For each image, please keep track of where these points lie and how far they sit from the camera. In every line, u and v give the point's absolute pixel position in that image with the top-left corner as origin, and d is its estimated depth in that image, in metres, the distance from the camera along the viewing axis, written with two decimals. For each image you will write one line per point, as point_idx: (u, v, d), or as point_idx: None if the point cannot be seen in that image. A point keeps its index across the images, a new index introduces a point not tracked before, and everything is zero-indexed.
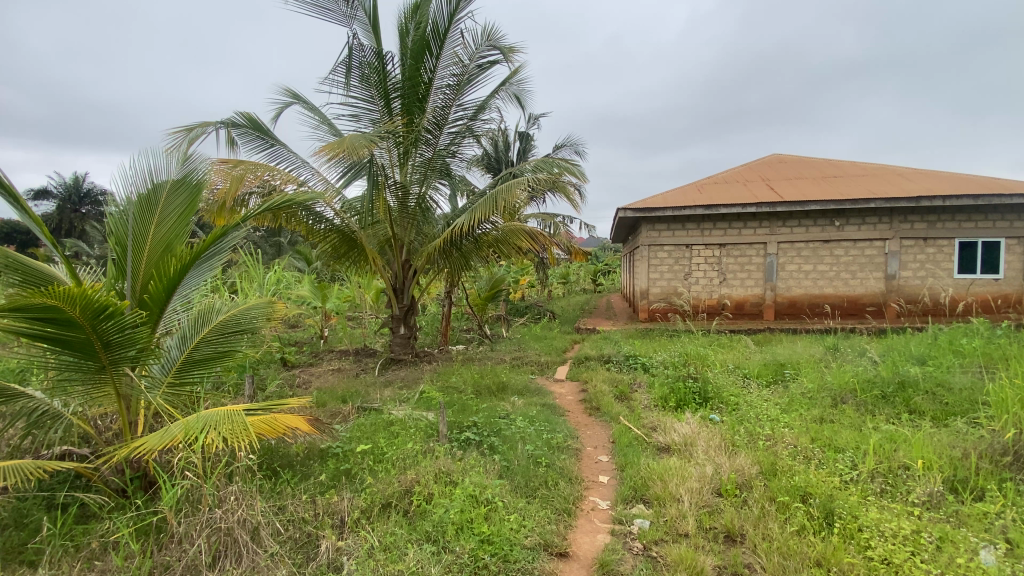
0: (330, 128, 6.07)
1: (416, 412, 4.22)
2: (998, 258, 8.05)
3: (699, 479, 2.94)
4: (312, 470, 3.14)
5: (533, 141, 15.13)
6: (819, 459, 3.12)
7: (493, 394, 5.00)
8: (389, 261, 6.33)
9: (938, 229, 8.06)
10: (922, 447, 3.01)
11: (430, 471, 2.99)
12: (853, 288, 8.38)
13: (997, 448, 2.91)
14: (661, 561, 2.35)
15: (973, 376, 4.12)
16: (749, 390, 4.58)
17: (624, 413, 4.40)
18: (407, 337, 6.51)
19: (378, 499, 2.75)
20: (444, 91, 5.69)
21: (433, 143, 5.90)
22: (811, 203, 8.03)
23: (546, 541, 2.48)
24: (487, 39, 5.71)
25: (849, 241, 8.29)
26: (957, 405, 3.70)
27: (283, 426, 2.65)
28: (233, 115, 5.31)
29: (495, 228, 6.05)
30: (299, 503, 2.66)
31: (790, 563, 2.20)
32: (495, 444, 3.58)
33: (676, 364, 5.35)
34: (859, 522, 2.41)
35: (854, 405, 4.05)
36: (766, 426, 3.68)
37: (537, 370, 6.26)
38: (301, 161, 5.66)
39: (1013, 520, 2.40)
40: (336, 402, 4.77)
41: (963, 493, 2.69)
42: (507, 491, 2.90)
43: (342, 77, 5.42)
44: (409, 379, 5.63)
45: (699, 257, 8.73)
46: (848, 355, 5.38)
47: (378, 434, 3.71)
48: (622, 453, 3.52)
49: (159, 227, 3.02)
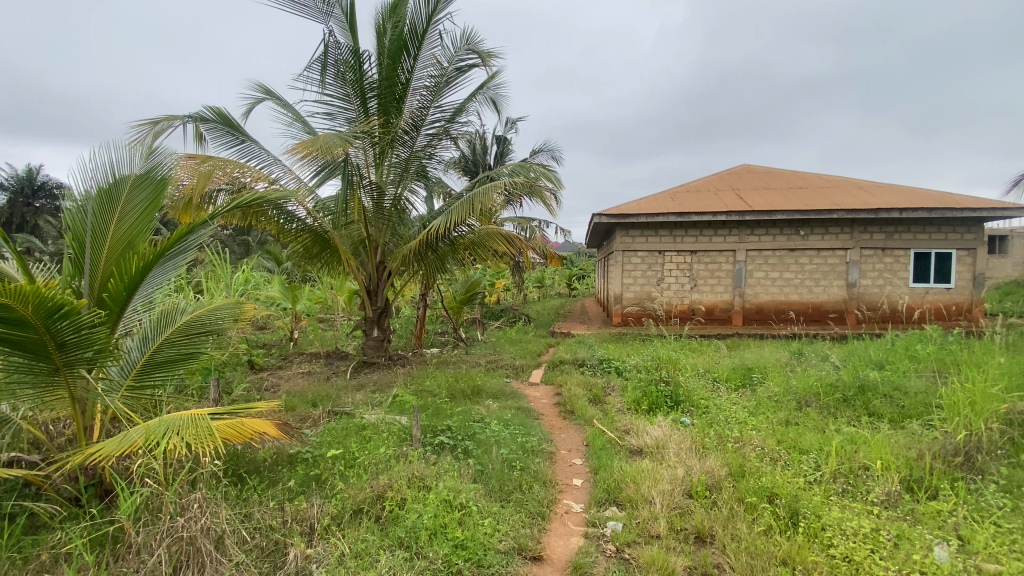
0: (303, 126, 5.95)
1: (390, 416, 4.15)
2: (950, 268, 8.46)
3: (670, 481, 3.00)
4: (280, 476, 3.06)
5: (510, 145, 15.21)
6: (784, 460, 3.22)
7: (467, 397, 4.97)
8: (363, 262, 6.22)
9: (896, 240, 8.45)
10: (880, 448, 3.13)
11: (404, 476, 2.95)
12: (817, 296, 8.67)
13: (950, 448, 3.07)
14: (633, 563, 2.37)
15: (926, 379, 4.33)
16: (718, 394, 4.69)
17: (599, 416, 4.45)
18: (381, 340, 6.42)
19: (349, 505, 2.69)
20: (422, 93, 5.67)
21: (410, 145, 5.85)
22: (778, 212, 8.30)
23: (521, 545, 2.48)
24: (466, 43, 5.71)
25: (813, 250, 8.60)
26: (913, 408, 3.87)
27: (250, 430, 2.57)
28: (202, 109, 5.16)
29: (471, 231, 6.02)
30: (268, 509, 2.59)
31: (757, 562, 2.25)
32: (469, 448, 3.56)
33: (649, 368, 5.45)
34: (822, 521, 2.49)
35: (817, 408, 4.19)
36: (735, 429, 3.77)
37: (512, 373, 6.26)
38: (273, 159, 5.55)
39: (964, 517, 2.52)
40: (306, 407, 4.66)
41: (919, 492, 2.80)
42: (481, 496, 2.88)
43: (317, 74, 5.33)
44: (383, 383, 5.55)
45: (671, 264, 8.92)
46: (812, 359, 5.58)
47: (350, 439, 3.63)
48: (597, 456, 3.56)
49: (120, 223, 2.90)
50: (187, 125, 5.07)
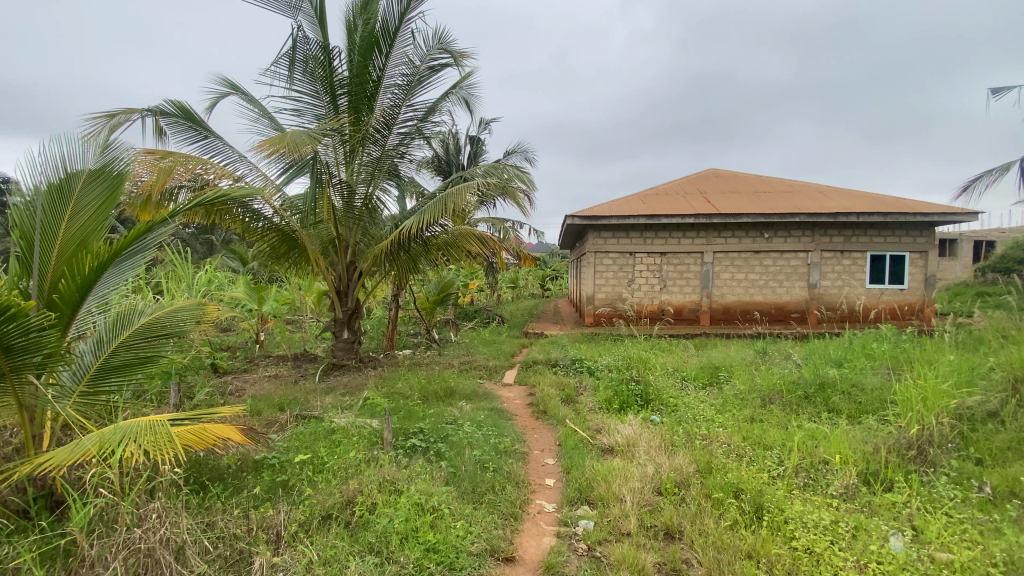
0: (270, 122, 5.80)
1: (360, 420, 4.08)
2: (904, 270, 8.87)
3: (641, 478, 3.05)
4: (246, 483, 2.98)
5: (483, 145, 15.19)
6: (749, 456, 3.31)
7: (440, 399, 4.93)
8: (332, 262, 6.11)
9: (853, 243, 8.82)
10: (839, 443, 3.25)
11: (374, 480, 2.90)
12: (780, 296, 8.97)
13: (904, 442, 3.22)
14: (604, 561, 2.39)
15: (881, 376, 4.53)
16: (686, 392, 4.80)
17: (571, 416, 4.49)
18: (351, 342, 6.30)
19: (317, 511, 2.63)
20: (394, 91, 5.60)
21: (382, 143, 5.78)
22: (743, 215, 8.55)
23: (493, 546, 2.47)
24: (439, 42, 5.67)
25: (776, 252, 8.89)
26: (869, 404, 4.04)
27: (213, 436, 2.48)
28: (162, 103, 4.96)
29: (444, 231, 5.97)
30: (232, 517, 2.51)
31: (723, 556, 2.31)
32: (442, 450, 3.53)
33: (620, 368, 5.52)
34: (785, 515, 2.58)
35: (781, 404, 4.34)
36: (702, 426, 3.87)
37: (485, 374, 6.24)
38: (238, 156, 5.39)
39: (917, 508, 2.65)
40: (272, 411, 4.54)
41: (875, 484, 2.93)
42: (453, 498, 2.86)
43: (284, 69, 5.20)
44: (353, 385, 5.44)
45: (642, 265, 9.08)
46: (775, 358, 5.77)
47: (319, 444, 3.56)
48: (569, 456, 3.58)
49: (72, 220, 2.76)
50: (146, 119, 4.86)
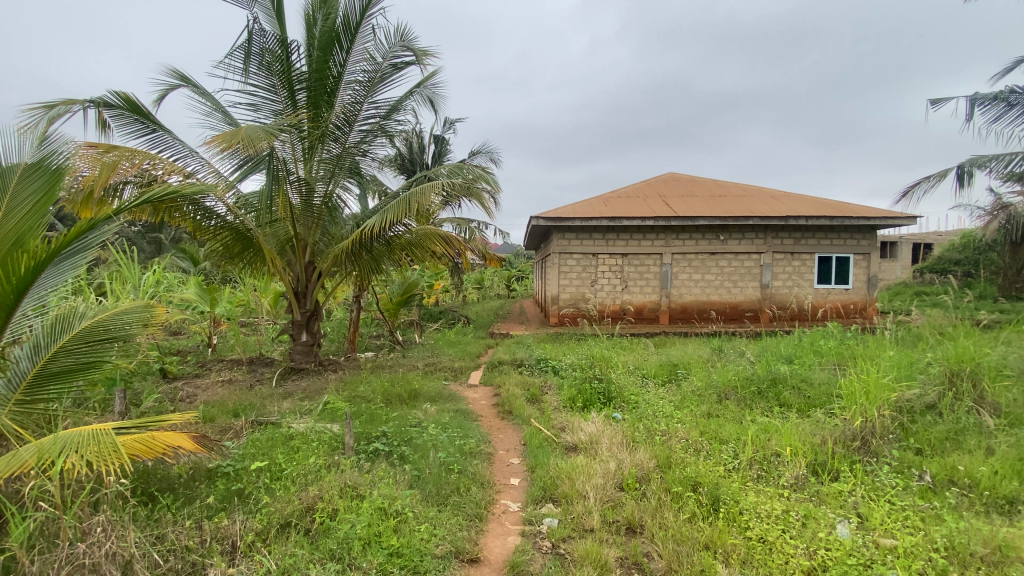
0: (224, 117, 5.59)
1: (320, 425, 3.98)
2: (848, 270, 9.37)
3: (603, 475, 3.10)
4: (197, 493, 2.85)
5: (448, 145, 15.09)
6: (706, 451, 3.43)
7: (404, 402, 4.87)
8: (290, 262, 5.94)
9: (802, 245, 9.26)
10: (790, 436, 3.41)
11: (335, 486, 2.84)
12: (735, 296, 9.32)
13: (849, 434, 3.40)
14: (568, 557, 2.43)
15: (828, 372, 4.78)
16: (646, 389, 4.93)
17: (536, 415, 4.53)
18: (310, 345, 6.13)
19: (276, 519, 2.55)
20: (355, 87, 5.49)
21: (342, 140, 5.66)
22: (700, 218, 8.85)
23: (457, 548, 2.46)
24: (402, 39, 5.61)
25: (731, 254, 9.24)
26: (817, 398, 4.26)
27: (162, 445, 2.37)
28: (106, 94, 4.68)
29: (408, 231, 5.89)
30: (183, 528, 2.40)
31: (682, 548, 2.38)
32: (406, 454, 3.48)
33: (583, 367, 5.60)
34: (740, 506, 2.69)
35: (735, 400, 4.51)
36: (662, 422, 3.98)
37: (450, 376, 6.20)
38: (188, 151, 5.16)
39: (861, 496, 2.81)
40: (226, 417, 4.37)
41: (823, 474, 3.09)
42: (417, 501, 2.83)
43: (239, 62, 5.01)
44: (312, 390, 5.29)
45: (604, 265, 9.26)
46: (730, 355, 5.99)
47: (276, 450, 3.44)
48: (533, 455, 3.61)
49: (4, 218, 2.57)
50: (88, 111, 4.59)
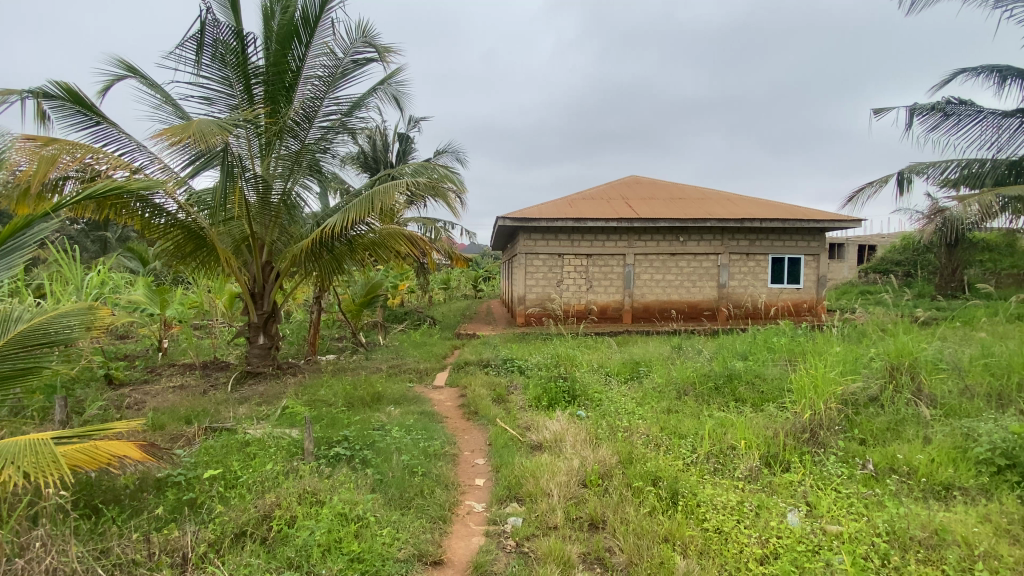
0: (175, 110, 5.34)
1: (278, 430, 3.85)
2: (800, 270, 9.80)
3: (566, 472, 3.13)
4: (145, 504, 2.72)
5: (412, 143, 14.92)
6: (666, 445, 3.52)
7: (367, 405, 4.77)
8: (246, 262, 5.75)
9: (758, 246, 9.62)
10: (744, 429, 3.54)
11: (294, 493, 2.76)
12: (694, 295, 9.60)
13: (799, 427, 3.57)
14: (532, 555, 2.44)
15: (780, 367, 4.99)
16: (610, 387, 5.02)
17: (501, 415, 4.53)
18: (267, 348, 5.93)
19: (230, 528, 2.45)
20: (315, 83, 5.36)
21: (302, 137, 5.52)
22: (661, 220, 9.07)
23: (421, 552, 2.43)
24: (363, 35, 5.51)
25: (691, 255, 9.51)
26: (770, 393, 4.44)
27: (107, 454, 2.24)
28: (45, 83, 4.40)
29: (371, 230, 5.78)
30: (128, 542, 2.27)
31: (643, 542, 2.44)
32: (368, 458, 3.41)
33: (548, 366, 5.63)
34: (697, 498, 2.78)
35: (694, 396, 4.65)
36: (624, 419, 4.06)
37: (415, 378, 6.12)
38: (136, 145, 4.91)
39: (810, 486, 2.94)
40: (177, 425, 4.17)
41: (775, 466, 3.22)
42: (379, 506, 2.78)
43: (191, 53, 4.81)
44: (270, 394, 5.13)
45: (569, 266, 9.37)
46: (689, 352, 6.17)
47: (231, 457, 3.32)
48: (498, 455, 3.62)
49: None
50: (25, 101, 4.30)
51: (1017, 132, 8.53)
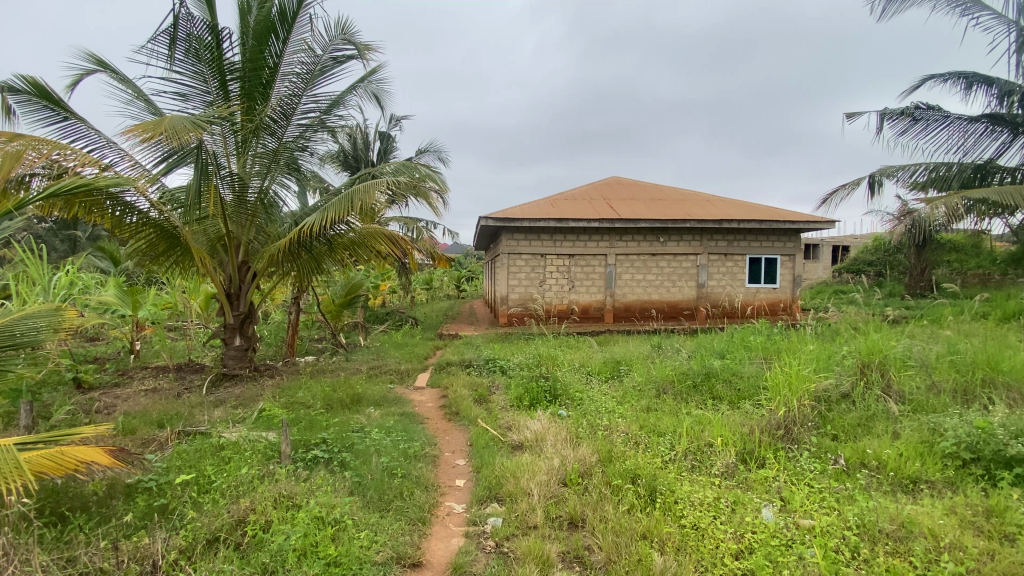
0: (147, 105, 5.20)
1: (254, 433, 3.78)
2: (776, 271, 10.00)
3: (547, 472, 3.14)
4: (113, 511, 2.64)
5: (394, 142, 14.80)
6: (645, 443, 3.56)
7: (346, 407, 4.71)
8: (222, 262, 5.63)
9: (735, 247, 9.79)
10: (720, 426, 3.59)
11: (269, 497, 2.71)
12: (674, 295, 9.72)
13: (774, 424, 3.64)
14: (511, 556, 2.44)
15: (757, 365, 5.08)
16: (591, 386, 5.05)
17: (482, 415, 4.52)
18: (244, 350, 5.82)
19: (202, 535, 2.40)
20: (292, 80, 5.27)
21: (279, 135, 5.43)
22: (642, 220, 9.16)
23: (399, 554, 2.41)
24: (343, 32, 5.44)
25: (670, 255, 9.63)
26: (746, 391, 4.52)
27: (74, 460, 2.17)
28: (8, 77, 4.24)
29: (351, 230, 5.71)
30: (96, 551, 2.20)
31: (621, 539, 2.46)
32: (347, 460, 3.37)
33: (530, 366, 5.64)
34: (675, 495, 2.81)
35: (673, 395, 4.70)
36: (605, 417, 4.09)
37: (396, 379, 6.07)
38: (106, 141, 4.77)
39: (784, 481, 3.00)
40: (148, 429, 4.06)
41: (750, 462, 3.28)
42: (357, 508, 2.75)
43: (163, 48, 4.68)
44: (246, 397, 5.03)
45: (551, 266, 9.40)
46: (669, 351, 6.25)
47: (205, 462, 3.24)
48: (479, 455, 3.61)
49: None
50: None
51: (982, 137, 8.86)
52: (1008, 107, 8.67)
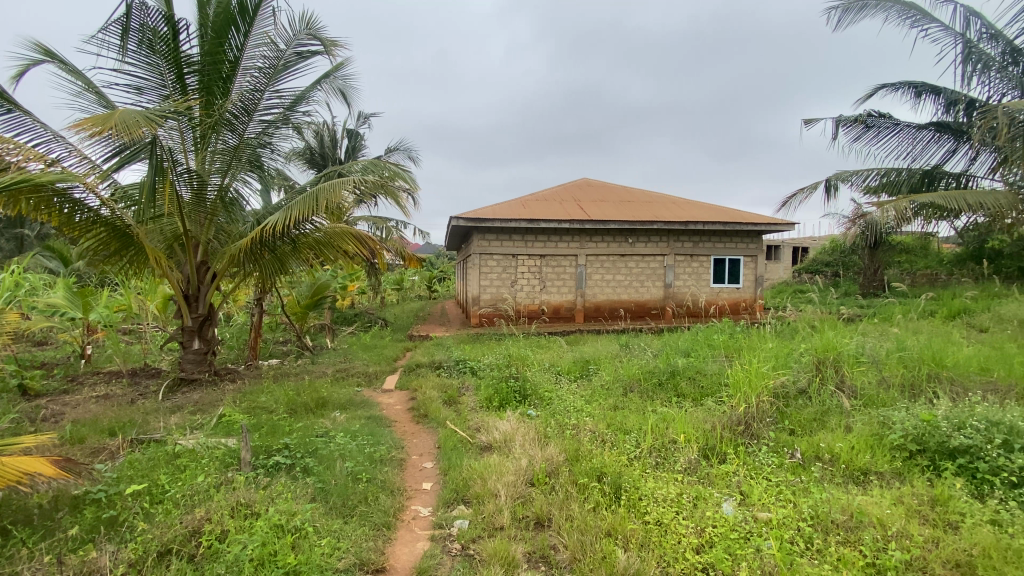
0: (98, 98, 4.96)
1: (212, 440, 3.64)
2: (739, 271, 10.30)
3: (514, 472, 3.14)
4: (57, 524, 2.50)
5: (362, 140, 14.56)
6: (612, 441, 3.61)
7: (311, 411, 4.60)
8: (180, 262, 5.43)
9: (701, 248, 10.04)
10: (684, 423, 3.68)
11: (225, 506, 2.62)
12: (642, 295, 9.89)
13: (735, 420, 3.75)
14: (476, 558, 2.43)
15: (719, 362, 5.22)
16: (559, 385, 5.08)
17: (451, 417, 4.49)
18: (203, 353, 5.61)
19: (153, 547, 2.30)
20: (254, 74, 5.12)
21: (240, 131, 5.26)
22: (611, 222, 9.28)
23: (362, 560, 2.36)
24: (307, 27, 5.31)
25: (639, 256, 9.79)
26: (708, 388, 4.64)
27: (15, 472, 2.06)
28: None
29: (317, 229, 5.57)
30: (38, 567, 2.10)
31: (586, 537, 2.48)
32: (310, 466, 3.29)
33: (500, 367, 5.65)
34: (639, 492, 2.86)
35: (639, 393, 4.78)
36: (573, 417, 4.12)
37: (363, 382, 5.96)
38: (52, 135, 4.52)
39: (743, 476, 3.09)
40: (99, 437, 3.86)
41: (712, 457, 3.36)
42: (319, 515, 2.68)
43: (115, 38, 4.47)
44: (205, 402, 4.85)
45: (523, 266, 9.43)
46: (636, 350, 6.36)
47: (159, 471, 3.11)
48: (447, 457, 3.58)
49: None
50: None
51: (929, 144, 9.34)
52: (953, 116, 9.16)
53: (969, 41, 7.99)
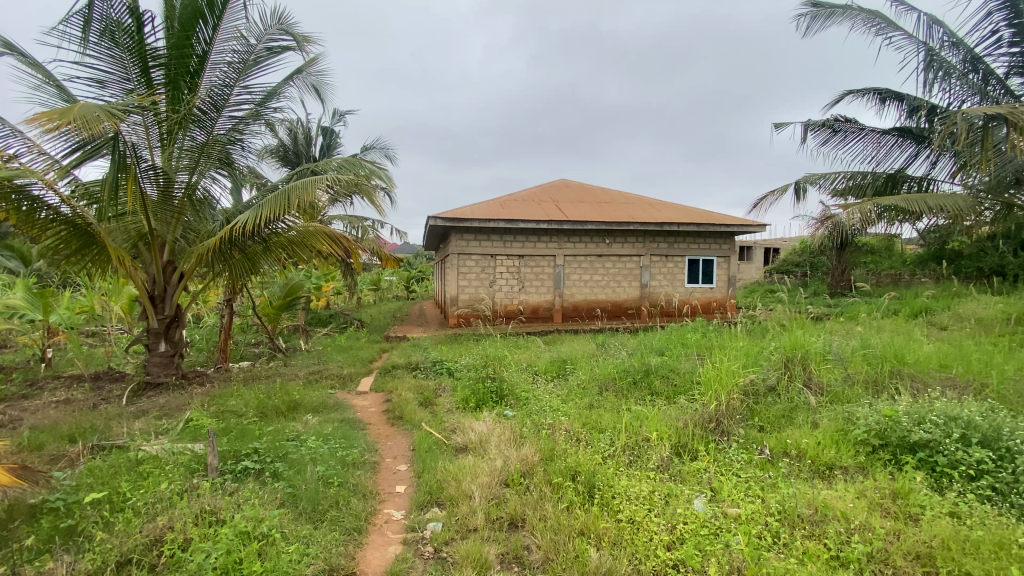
0: (58, 91, 4.76)
1: (179, 445, 3.54)
2: (713, 271, 10.49)
3: (489, 473, 3.13)
4: (11, 535, 2.40)
5: (338, 138, 14.36)
6: (586, 440, 3.64)
7: (282, 415, 4.51)
8: (145, 262, 5.26)
9: (676, 249, 10.20)
10: (657, 422, 3.73)
11: (189, 513, 2.54)
12: (619, 295, 9.99)
13: (706, 417, 3.81)
14: (449, 560, 2.41)
15: (692, 361, 5.31)
16: (536, 385, 5.10)
17: (427, 419, 4.45)
18: (170, 356, 5.44)
19: (112, 557, 2.21)
20: (223, 69, 4.99)
21: (209, 127, 5.13)
22: (589, 223, 9.36)
23: (332, 566, 2.32)
24: (279, 22, 5.20)
25: (615, 256, 9.89)
26: (682, 386, 4.71)
27: None
28: None
29: (290, 228, 5.47)
30: None
31: (559, 537, 2.49)
32: (280, 470, 3.22)
33: (477, 367, 5.63)
34: (613, 490, 2.88)
35: (614, 391, 4.83)
36: (548, 416, 4.14)
37: (337, 384, 5.87)
38: (9, 129, 4.32)
39: (714, 472, 3.15)
40: (57, 444, 3.71)
41: (684, 455, 3.41)
42: (288, 521, 2.63)
43: (75, 29, 4.30)
44: (172, 406, 4.70)
45: (501, 267, 9.42)
46: (612, 349, 6.42)
47: (120, 478, 3.00)
48: (421, 459, 3.55)
49: None
50: None
51: (893, 148, 9.68)
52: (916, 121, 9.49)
53: (931, 50, 8.29)
